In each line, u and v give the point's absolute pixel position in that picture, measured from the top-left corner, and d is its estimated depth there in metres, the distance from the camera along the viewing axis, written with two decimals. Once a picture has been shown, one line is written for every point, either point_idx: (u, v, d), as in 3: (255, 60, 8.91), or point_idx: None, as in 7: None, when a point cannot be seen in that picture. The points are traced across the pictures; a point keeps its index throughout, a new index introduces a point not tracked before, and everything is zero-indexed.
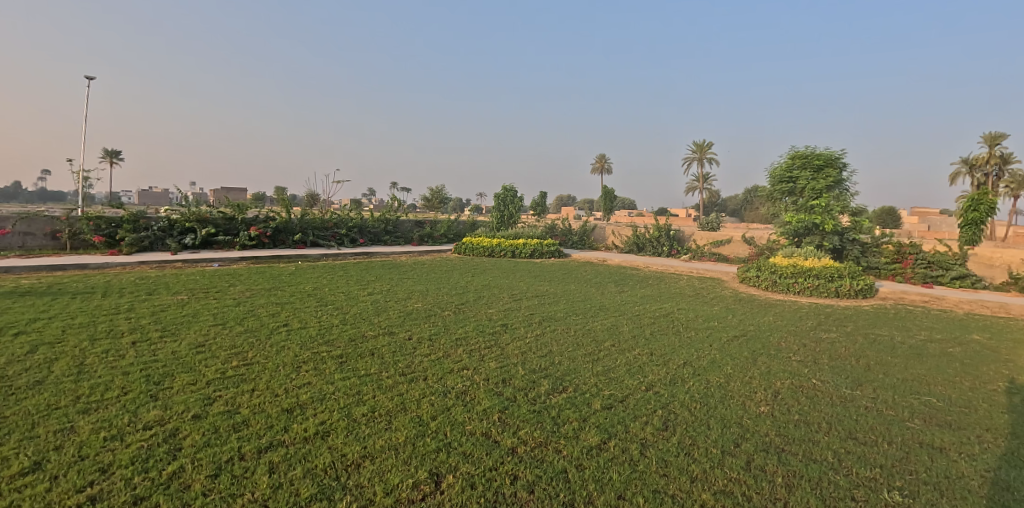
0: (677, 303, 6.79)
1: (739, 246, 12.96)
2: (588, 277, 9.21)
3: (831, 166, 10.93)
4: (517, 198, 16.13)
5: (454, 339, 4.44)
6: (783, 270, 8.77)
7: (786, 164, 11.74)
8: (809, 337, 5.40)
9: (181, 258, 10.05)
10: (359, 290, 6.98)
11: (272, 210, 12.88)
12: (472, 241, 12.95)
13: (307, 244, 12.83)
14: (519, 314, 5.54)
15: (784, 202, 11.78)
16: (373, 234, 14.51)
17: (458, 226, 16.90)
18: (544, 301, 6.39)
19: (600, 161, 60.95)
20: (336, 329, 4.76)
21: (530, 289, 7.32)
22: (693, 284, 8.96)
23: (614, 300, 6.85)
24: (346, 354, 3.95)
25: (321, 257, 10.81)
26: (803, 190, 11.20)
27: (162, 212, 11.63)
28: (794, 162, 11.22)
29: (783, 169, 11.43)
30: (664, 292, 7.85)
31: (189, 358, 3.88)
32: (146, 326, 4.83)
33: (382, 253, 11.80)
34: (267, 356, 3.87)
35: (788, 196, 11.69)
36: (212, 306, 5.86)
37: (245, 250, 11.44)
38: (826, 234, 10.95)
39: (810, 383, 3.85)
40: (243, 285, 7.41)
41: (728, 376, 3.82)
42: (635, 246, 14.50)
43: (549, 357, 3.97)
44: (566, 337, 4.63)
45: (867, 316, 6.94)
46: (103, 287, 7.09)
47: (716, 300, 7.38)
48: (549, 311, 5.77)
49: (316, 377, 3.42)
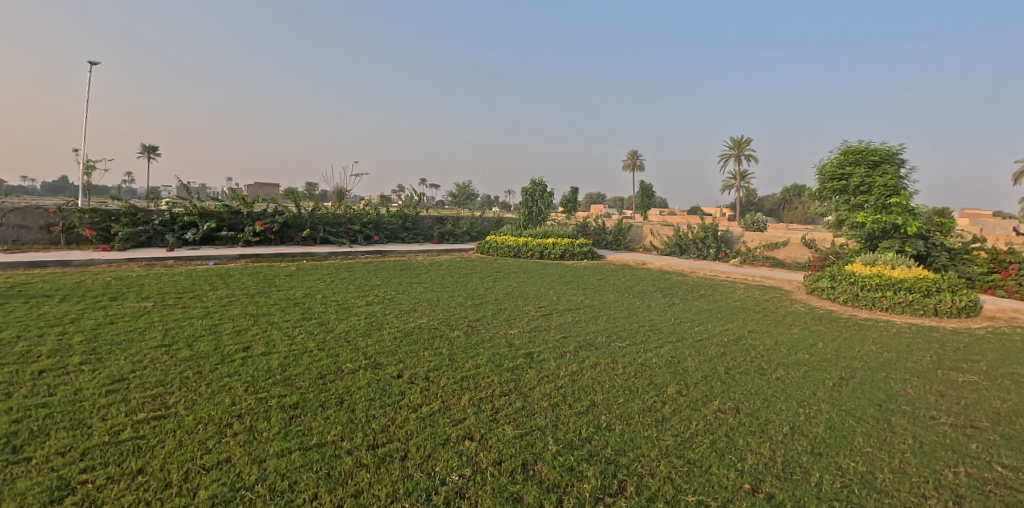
0: (748, 325, 5.38)
1: (798, 250, 11.50)
2: (628, 284, 7.92)
3: (889, 162, 9.48)
4: (546, 193, 14.86)
5: (459, 378, 3.24)
6: (866, 281, 7.23)
7: (836, 160, 10.24)
8: (943, 380, 3.96)
9: (177, 254, 9.21)
10: (356, 298, 5.85)
11: (281, 204, 11.95)
12: (495, 239, 11.72)
13: (317, 242, 11.77)
14: (549, 339, 4.28)
15: (834, 200, 10.23)
16: (390, 230, 13.35)
17: (482, 223, 15.66)
18: (580, 320, 5.09)
19: (631, 158, 59.06)
20: (308, 357, 3.64)
21: (562, 301, 6.01)
22: (754, 295, 7.55)
23: (669, 318, 5.47)
24: (304, 402, 2.82)
25: (328, 255, 9.79)
26: (859, 189, 9.64)
27: (164, 204, 10.89)
28: (846, 158, 9.71)
29: (834, 165, 9.90)
30: (724, 306, 6.49)
31: (89, 404, 2.83)
32: (73, 349, 3.83)
33: (395, 251, 10.71)
34: (193, 405, 2.79)
35: (839, 195, 10.18)
36: (172, 318, 4.86)
37: (249, 246, 10.53)
38: (908, 238, 9.20)
39: (999, 477, 2.49)
40: (226, 289, 6.40)
41: (868, 460, 2.50)
42: (677, 248, 13.01)
43: (592, 417, 2.73)
44: (613, 379, 3.36)
45: (991, 344, 5.40)
46: (69, 289, 6.22)
47: (793, 319, 5.94)
48: (587, 335, 4.47)
49: (242, 450, 2.30)
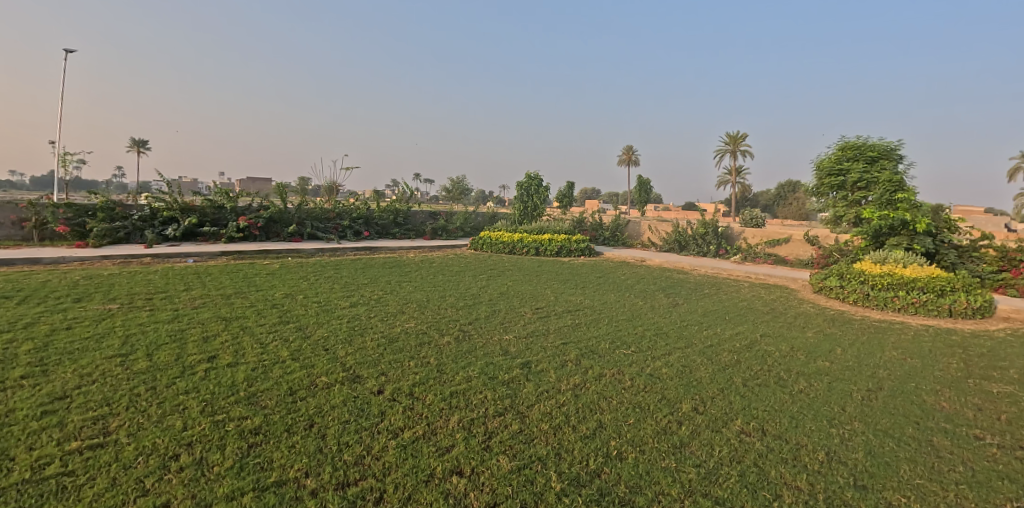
0: (760, 328, 5.03)
1: (800, 246, 11.20)
2: (628, 282, 7.56)
3: (886, 158, 9.53)
4: (541, 188, 14.47)
5: (448, 394, 2.87)
6: (877, 280, 6.92)
7: (832, 156, 10.23)
8: (976, 391, 3.65)
9: (155, 251, 8.75)
10: (340, 299, 5.46)
11: (267, 198, 11.48)
12: (489, 235, 11.33)
13: (304, 238, 11.15)
14: (547, 345, 3.90)
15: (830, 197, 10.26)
16: (381, 226, 12.89)
17: (475, 219, 15.25)
18: (581, 323, 4.72)
19: (626, 153, 58.73)
20: (279, 369, 3.26)
21: (561, 302, 5.62)
22: (760, 294, 7.22)
23: (675, 320, 5.11)
24: (268, 427, 2.45)
25: (315, 252, 9.37)
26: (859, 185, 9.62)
27: (143, 199, 10.41)
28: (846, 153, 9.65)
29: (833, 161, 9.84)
30: (731, 307, 6.15)
31: (16, 429, 2.44)
32: (16, 360, 3.43)
33: (386, 248, 10.30)
34: (138, 431, 2.41)
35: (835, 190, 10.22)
36: (136, 322, 4.46)
37: (232, 243, 10.08)
38: (916, 235, 8.91)
39: None
40: (202, 289, 6.00)
41: (920, 495, 2.17)
42: (676, 244, 12.67)
43: (601, 443, 2.38)
44: (621, 394, 3.00)
45: (1015, 348, 5.10)
46: (31, 290, 5.78)
47: (804, 322, 5.61)
48: (589, 341, 4.11)
49: (186, 491, 1.93)
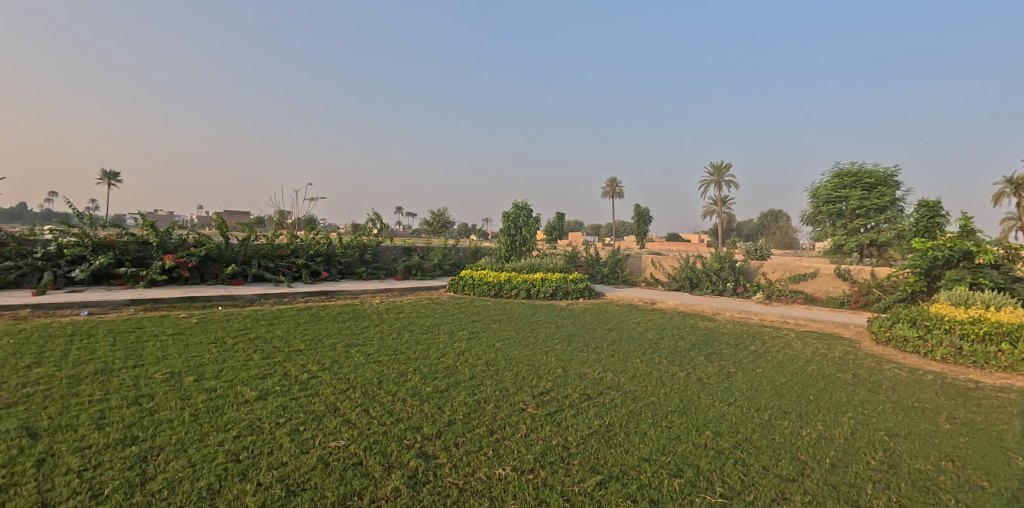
0: (875, 420, 3.39)
1: (830, 282, 9.76)
2: (650, 337, 5.91)
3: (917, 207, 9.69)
4: (531, 219, 12.92)
5: None
6: (970, 329, 5.39)
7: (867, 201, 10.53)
8: None
9: (41, 300, 6.81)
10: (248, 381, 3.67)
11: (206, 232, 9.64)
12: (471, 274, 9.59)
13: (248, 279, 9.31)
14: (573, 490, 2.20)
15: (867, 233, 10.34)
16: (345, 264, 11.06)
17: (457, 255, 13.59)
18: (614, 423, 2.99)
19: (611, 185, 58.60)
20: None
21: (575, 378, 3.91)
22: (820, 350, 5.64)
23: (747, 409, 3.41)
24: None
25: (255, 301, 7.53)
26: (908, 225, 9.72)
27: (46, 233, 8.48)
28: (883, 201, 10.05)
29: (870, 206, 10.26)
30: (801, 374, 4.53)
31: None
32: None
33: (346, 292, 8.50)
34: None
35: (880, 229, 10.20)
36: None
37: (154, 287, 8.18)
38: (980, 268, 7.47)
39: None
40: (53, 366, 4.11)
41: None
42: (687, 281, 11.09)
43: None
44: None
45: None
46: None
47: (916, 399, 3.99)
48: (641, 471, 2.39)
49: None
